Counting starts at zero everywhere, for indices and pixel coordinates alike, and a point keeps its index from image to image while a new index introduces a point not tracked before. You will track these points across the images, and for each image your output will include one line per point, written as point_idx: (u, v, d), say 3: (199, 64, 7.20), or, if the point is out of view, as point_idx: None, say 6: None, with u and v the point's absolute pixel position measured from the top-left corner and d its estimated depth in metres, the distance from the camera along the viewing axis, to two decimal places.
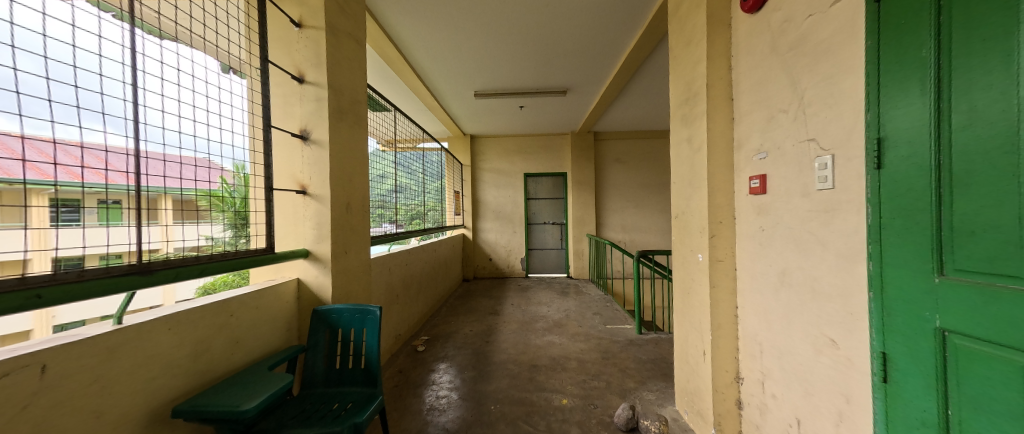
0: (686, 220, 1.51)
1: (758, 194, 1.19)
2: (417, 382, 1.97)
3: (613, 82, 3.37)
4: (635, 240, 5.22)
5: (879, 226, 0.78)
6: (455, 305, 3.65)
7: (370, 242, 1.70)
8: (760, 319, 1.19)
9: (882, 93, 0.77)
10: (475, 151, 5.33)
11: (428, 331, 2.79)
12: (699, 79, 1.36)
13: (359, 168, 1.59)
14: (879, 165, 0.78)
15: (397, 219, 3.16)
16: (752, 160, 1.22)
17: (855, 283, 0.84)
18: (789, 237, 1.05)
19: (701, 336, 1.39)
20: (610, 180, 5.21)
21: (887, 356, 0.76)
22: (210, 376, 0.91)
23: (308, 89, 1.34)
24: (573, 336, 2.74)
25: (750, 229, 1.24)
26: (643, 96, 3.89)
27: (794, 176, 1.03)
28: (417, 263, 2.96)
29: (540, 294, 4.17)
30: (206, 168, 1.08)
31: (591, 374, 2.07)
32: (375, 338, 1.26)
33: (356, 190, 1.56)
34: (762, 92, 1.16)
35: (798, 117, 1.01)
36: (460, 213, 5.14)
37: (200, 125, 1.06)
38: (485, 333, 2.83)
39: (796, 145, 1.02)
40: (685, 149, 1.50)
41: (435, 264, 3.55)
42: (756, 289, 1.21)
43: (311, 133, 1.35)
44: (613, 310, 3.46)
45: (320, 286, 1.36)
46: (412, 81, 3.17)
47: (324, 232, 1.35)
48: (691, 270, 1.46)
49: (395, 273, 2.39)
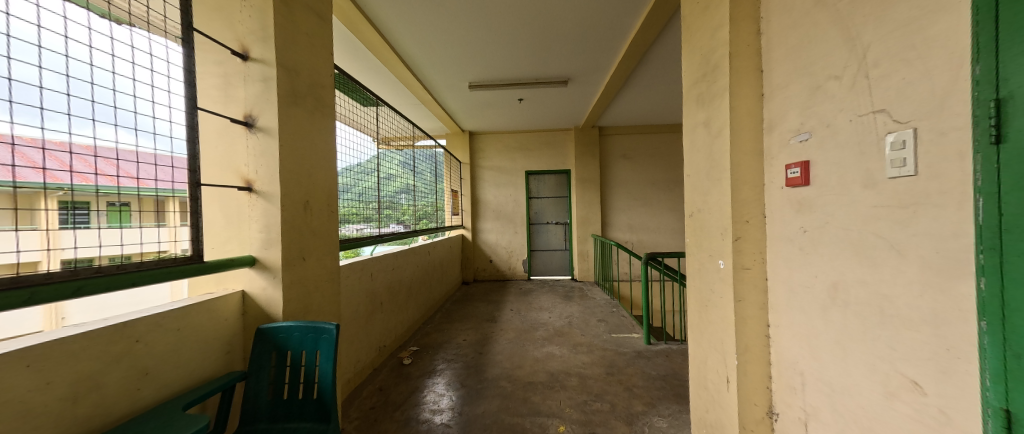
0: (702, 219, 1.27)
1: (798, 186, 0.94)
2: (399, 403, 1.78)
3: (618, 70, 3.12)
4: (643, 241, 4.94)
5: (1000, 229, 0.52)
6: (450, 310, 3.44)
7: (338, 245, 1.51)
8: (799, 343, 0.95)
9: (1004, 31, 0.50)
10: (474, 148, 5.14)
11: (417, 341, 2.59)
12: (720, 47, 1.12)
13: (322, 162, 1.40)
14: (998, 138, 0.51)
15: (405, 219, 3.31)
16: (785, 142, 0.98)
17: (953, 307, 0.59)
18: (839, 238, 0.81)
19: (723, 360, 1.15)
20: (615, 178, 4.95)
21: (1012, 418, 0.51)
22: (92, 422, 0.77)
23: (254, 67, 1.17)
24: (574, 347, 2.51)
25: (782, 229, 1.00)
26: (650, 86, 3.63)
27: (851, 161, 0.78)
28: (408, 267, 2.77)
29: (542, 298, 3.94)
30: (167, 167, 0.99)
31: (593, 394, 1.84)
32: (329, 362, 1.10)
33: (317, 187, 1.37)
34: (801, 56, 0.92)
35: (858, 82, 0.76)
36: (459, 213, 4.95)
37: (147, 116, 0.94)
38: (479, 343, 2.62)
39: (856, 120, 0.77)
40: (700, 133, 1.26)
41: (429, 267, 3.36)
42: (792, 303, 0.97)
43: (257, 120, 1.17)
44: (618, 317, 3.22)
45: (269, 300, 1.18)
46: (401, 72, 3.00)
47: (273, 236, 1.17)
48: (709, 279, 1.22)
49: (378, 279, 2.20)
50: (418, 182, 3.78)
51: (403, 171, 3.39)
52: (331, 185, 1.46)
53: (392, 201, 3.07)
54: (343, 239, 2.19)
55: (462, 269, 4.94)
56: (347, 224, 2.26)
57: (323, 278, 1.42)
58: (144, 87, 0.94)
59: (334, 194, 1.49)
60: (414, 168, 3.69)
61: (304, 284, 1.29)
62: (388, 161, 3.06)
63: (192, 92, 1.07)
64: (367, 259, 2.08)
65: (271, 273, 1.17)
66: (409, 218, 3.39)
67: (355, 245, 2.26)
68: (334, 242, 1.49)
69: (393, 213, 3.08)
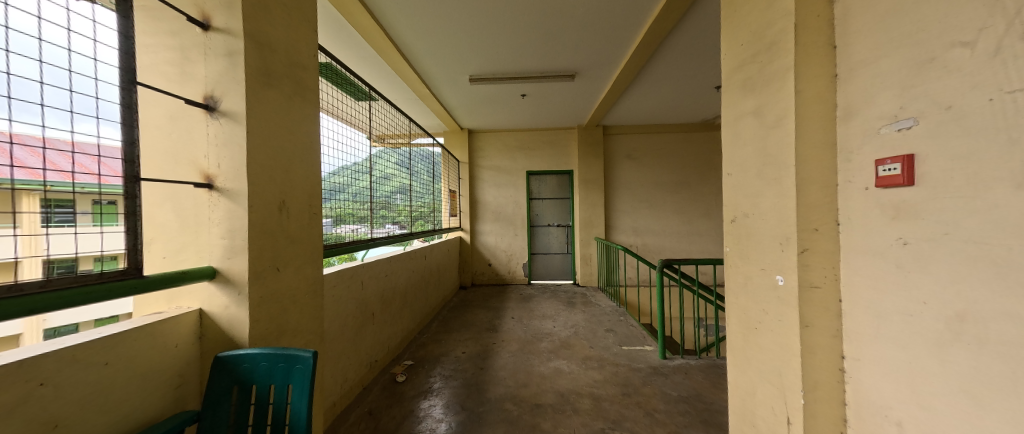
0: (750, 225, 1.07)
1: (894, 187, 0.75)
2: (390, 430, 1.56)
3: (629, 64, 2.92)
4: (649, 244, 4.75)
5: None
6: (448, 319, 3.22)
7: (321, 253, 1.29)
8: (896, 384, 0.76)
9: None
10: (474, 147, 4.93)
11: (412, 354, 2.37)
12: (780, 20, 0.93)
13: (304, 154, 1.19)
14: None
15: (401, 220, 3.10)
16: (872, 132, 0.79)
17: None
18: (968, 256, 0.62)
19: (783, 397, 0.95)
20: (620, 179, 4.76)
21: None
22: None
23: (216, 39, 0.93)
24: (584, 361, 2.29)
25: (869, 241, 0.81)
26: (660, 83, 3.44)
27: (991, 154, 0.59)
28: (403, 273, 2.56)
29: (544, 305, 3.72)
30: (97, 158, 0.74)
31: (610, 419, 1.63)
32: (303, 402, 0.85)
33: (297, 183, 1.15)
34: (899, 24, 0.73)
35: (1002, 49, 0.57)
36: (457, 215, 4.73)
37: (75, 92, 0.69)
38: (479, 356, 2.40)
39: (998, 100, 0.58)
40: (749, 124, 1.07)
41: (426, 272, 3.14)
42: (884, 334, 0.78)
43: (220, 102, 0.93)
44: (628, 326, 2.98)
45: (231, 323, 0.94)
46: (397, 62, 2.79)
47: (237, 243, 0.94)
48: (761, 297, 1.03)
49: (369, 288, 1.98)
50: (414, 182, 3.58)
51: (399, 169, 3.18)
52: (314, 182, 1.25)
53: (387, 201, 2.86)
54: (337, 240, 1.97)
55: (460, 273, 4.72)
56: (341, 223, 2.05)
57: (306, 292, 1.19)
58: (77, 56, 0.70)
59: (317, 193, 1.27)
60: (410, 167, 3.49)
61: (280, 301, 1.07)
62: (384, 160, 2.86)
63: (129, 64, 0.81)
64: (357, 265, 1.86)
65: (234, 290, 0.94)
66: (404, 219, 3.17)
67: (348, 247, 2.05)
68: (317, 248, 1.28)
69: (388, 214, 2.87)
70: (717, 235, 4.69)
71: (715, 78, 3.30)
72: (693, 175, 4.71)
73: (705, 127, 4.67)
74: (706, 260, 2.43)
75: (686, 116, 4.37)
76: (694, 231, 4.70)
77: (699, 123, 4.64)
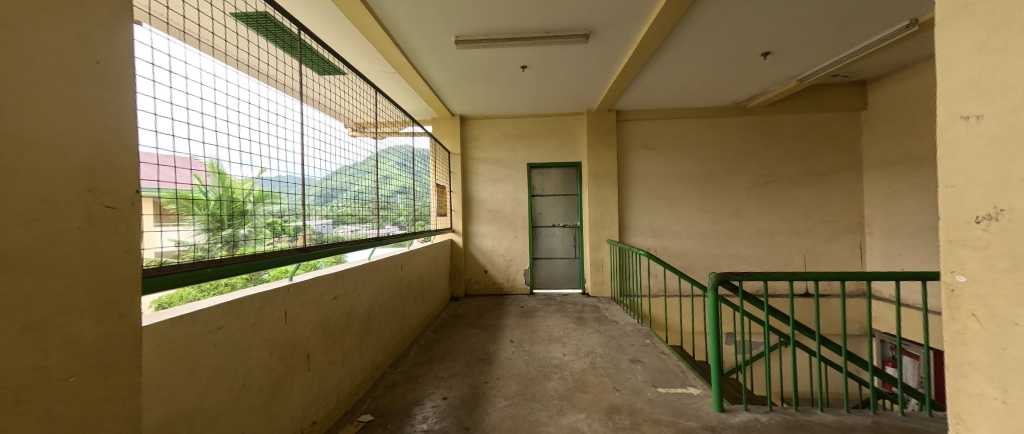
0: None
1: None
2: None
3: (662, 18, 2.23)
4: (669, 247, 4.11)
5: None
6: (431, 343, 2.52)
7: (128, 291, 0.59)
8: None
9: None
10: (466, 135, 4.28)
11: (373, 403, 1.69)
12: None
13: (61, 54, 0.50)
14: None
15: (402, 221, 2.95)
16: None
17: None
18: None
19: None
20: (635, 172, 4.13)
21: None
22: None
23: None
24: (608, 417, 1.60)
25: None
26: (693, 51, 2.78)
27: None
28: (368, 294, 1.85)
29: (549, 322, 3.02)
30: None
31: None
32: None
33: (48, 124, 0.48)
34: None
35: None
36: (446, 214, 4.07)
37: None
38: (466, 405, 1.71)
39: None
40: None
41: (406, 287, 2.46)
42: None
43: None
44: (659, 355, 2.27)
45: None
46: (356, 15, 2.07)
47: None
48: None
49: (311, 323, 1.31)
50: (392, 175, 2.85)
51: (406, 164, 3.12)
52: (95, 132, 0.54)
53: (388, 202, 2.73)
54: (337, 241, 1.90)
55: (450, 282, 4.07)
56: (341, 224, 1.97)
57: (92, 373, 0.52)
58: None
59: (114, 152, 0.57)
60: (403, 163, 3.05)
61: None
62: (389, 161, 2.78)
63: None
64: (281, 289, 1.15)
65: None
66: (405, 220, 3.01)
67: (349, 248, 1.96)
68: (128, 277, 0.59)
69: (388, 215, 2.72)
70: (749, 236, 4.05)
71: (763, 44, 2.66)
72: (721, 167, 4.06)
73: (734, 111, 4.05)
74: (774, 274, 1.78)
75: (714, 96, 3.74)
76: (722, 232, 4.06)
77: (727, 106, 4.02)
